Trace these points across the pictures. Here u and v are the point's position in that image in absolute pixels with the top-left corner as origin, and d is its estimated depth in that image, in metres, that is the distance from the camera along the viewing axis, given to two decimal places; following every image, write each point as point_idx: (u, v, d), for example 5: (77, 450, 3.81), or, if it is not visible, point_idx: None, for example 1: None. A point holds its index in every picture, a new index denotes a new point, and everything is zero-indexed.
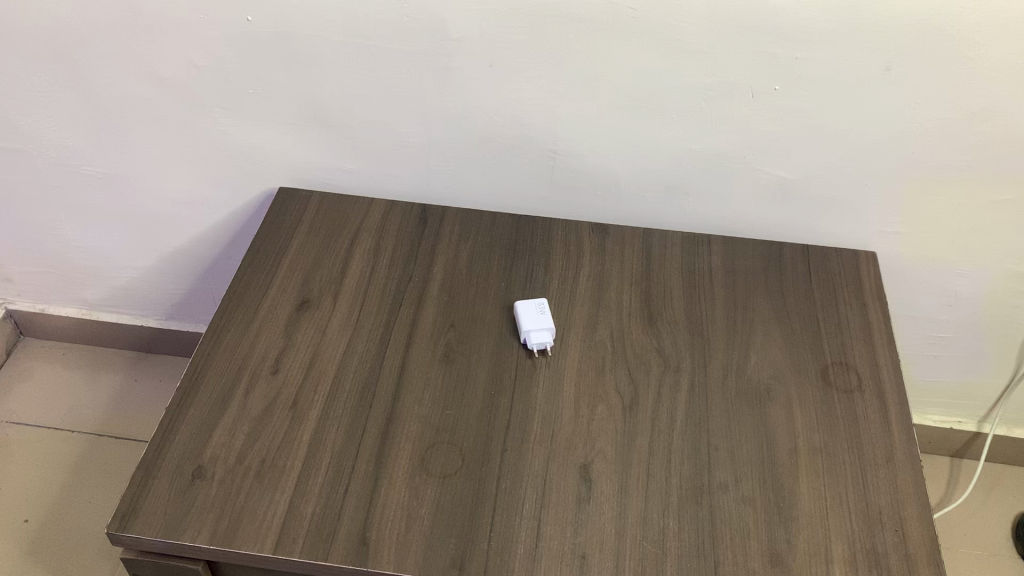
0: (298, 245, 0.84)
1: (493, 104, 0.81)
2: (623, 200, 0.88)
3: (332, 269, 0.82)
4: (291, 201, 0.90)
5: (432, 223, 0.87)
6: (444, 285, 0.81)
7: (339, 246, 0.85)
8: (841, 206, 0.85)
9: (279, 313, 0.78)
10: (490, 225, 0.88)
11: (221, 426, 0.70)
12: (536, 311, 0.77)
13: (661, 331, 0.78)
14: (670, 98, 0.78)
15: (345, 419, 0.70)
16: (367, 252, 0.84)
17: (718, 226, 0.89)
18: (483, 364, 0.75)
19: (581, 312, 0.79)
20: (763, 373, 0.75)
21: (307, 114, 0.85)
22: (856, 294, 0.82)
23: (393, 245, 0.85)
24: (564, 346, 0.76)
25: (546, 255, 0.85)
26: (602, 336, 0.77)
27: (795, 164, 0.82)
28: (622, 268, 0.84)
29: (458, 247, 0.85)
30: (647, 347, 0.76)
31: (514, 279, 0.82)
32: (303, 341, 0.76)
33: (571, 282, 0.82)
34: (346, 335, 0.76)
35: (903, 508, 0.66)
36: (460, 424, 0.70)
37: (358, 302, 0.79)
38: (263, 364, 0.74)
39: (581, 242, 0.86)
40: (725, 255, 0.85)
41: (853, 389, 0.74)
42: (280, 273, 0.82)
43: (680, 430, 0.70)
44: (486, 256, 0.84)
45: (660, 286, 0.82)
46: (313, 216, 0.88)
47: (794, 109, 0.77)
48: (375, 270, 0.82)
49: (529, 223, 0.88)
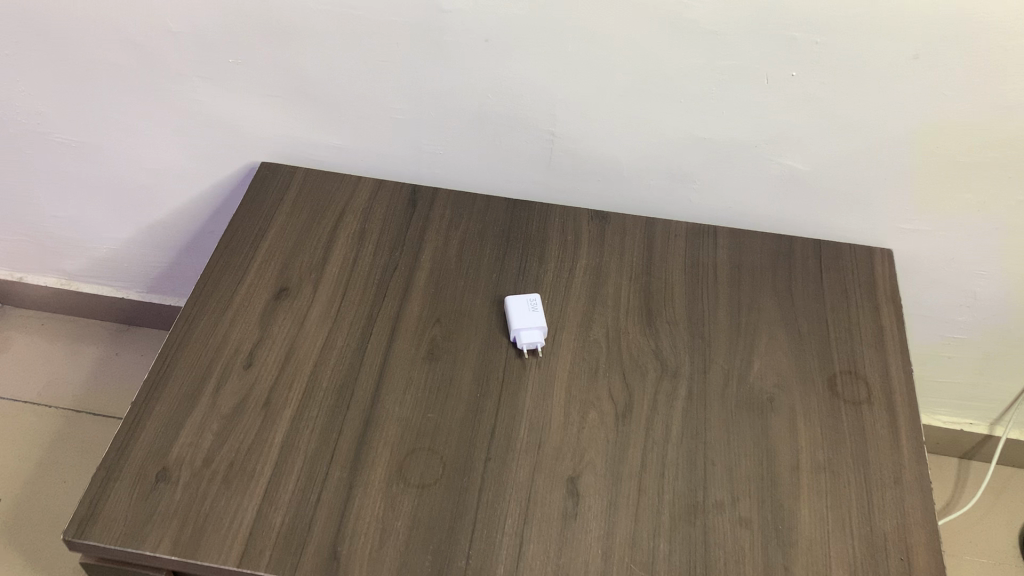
0: (279, 227, 0.80)
1: (488, 82, 0.75)
2: (625, 188, 0.83)
3: (314, 254, 0.78)
4: (273, 177, 0.85)
5: (420, 206, 0.83)
6: (431, 275, 0.77)
7: (321, 229, 0.80)
8: (857, 202, 0.80)
9: (256, 301, 0.74)
10: (483, 209, 0.83)
11: (188, 424, 0.66)
12: (528, 308, 0.72)
13: (659, 332, 0.73)
14: (679, 82, 0.72)
15: (320, 420, 0.66)
16: (353, 236, 0.79)
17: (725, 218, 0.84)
18: (469, 363, 0.70)
19: (575, 309, 0.75)
20: (767, 381, 0.70)
21: (290, 86, 0.79)
22: (868, 296, 0.77)
23: (379, 228, 0.80)
24: (557, 345, 0.72)
25: (542, 244, 0.80)
26: (597, 336, 0.73)
27: (810, 156, 0.77)
28: (621, 262, 0.79)
29: (448, 232, 0.80)
30: (644, 349, 0.72)
31: (505, 270, 0.77)
32: (278, 333, 0.72)
33: (566, 276, 0.77)
34: (325, 328, 0.72)
35: (910, 534, 0.62)
36: (442, 429, 0.66)
37: (340, 291, 0.75)
38: (236, 356, 0.70)
39: (579, 232, 0.81)
40: (732, 249, 0.80)
41: (861, 401, 0.69)
42: (258, 257, 0.77)
43: (676, 442, 0.66)
44: (477, 243, 0.80)
45: (661, 283, 0.77)
46: (295, 195, 0.83)
47: (811, 97, 0.72)
48: (359, 257, 0.77)
49: (524, 209, 0.83)
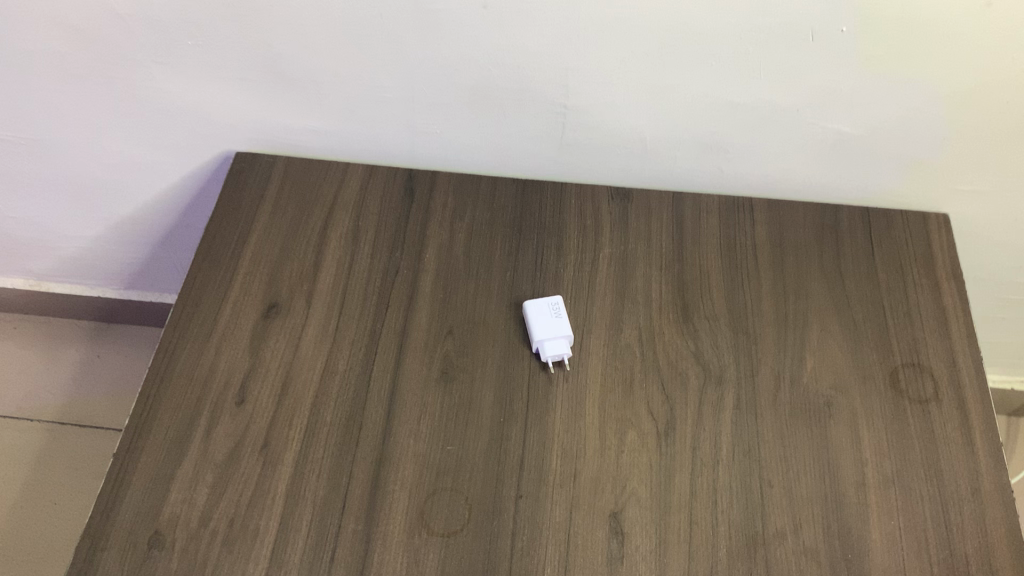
0: (262, 231, 0.71)
1: (489, 54, 0.65)
2: (648, 161, 0.73)
3: (304, 262, 0.69)
4: (251, 171, 0.75)
5: (418, 195, 0.73)
6: (438, 279, 0.68)
7: (309, 230, 0.71)
8: (910, 165, 0.71)
9: (243, 323, 0.66)
10: (489, 194, 0.74)
11: (180, 477, 0.58)
12: (550, 314, 0.64)
13: (698, 331, 0.65)
14: (711, 45, 0.62)
15: (327, 462, 0.59)
16: (346, 237, 0.71)
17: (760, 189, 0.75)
18: (489, 382, 0.63)
19: (602, 309, 0.66)
20: (823, 382, 0.63)
21: (260, 68, 0.69)
22: (926, 271, 0.69)
23: (374, 226, 0.71)
24: (585, 354, 0.64)
25: (558, 231, 0.71)
26: (629, 340, 0.65)
27: (859, 118, 0.67)
28: (649, 249, 0.70)
29: (453, 224, 0.71)
30: (683, 352, 0.64)
31: (520, 267, 0.69)
32: (271, 360, 0.64)
33: (590, 269, 0.69)
34: (323, 350, 0.64)
35: (995, 556, 0.56)
36: (464, 463, 0.59)
37: (337, 305, 0.66)
38: (225, 391, 0.62)
39: (599, 216, 0.72)
40: (771, 224, 0.72)
41: (928, 399, 0.62)
42: (241, 268, 0.69)
43: (727, 462, 0.59)
44: (487, 236, 0.71)
45: (696, 270, 0.69)
46: (276, 191, 0.74)
47: (863, 54, 0.62)
48: (354, 262, 0.69)
49: (535, 191, 0.74)
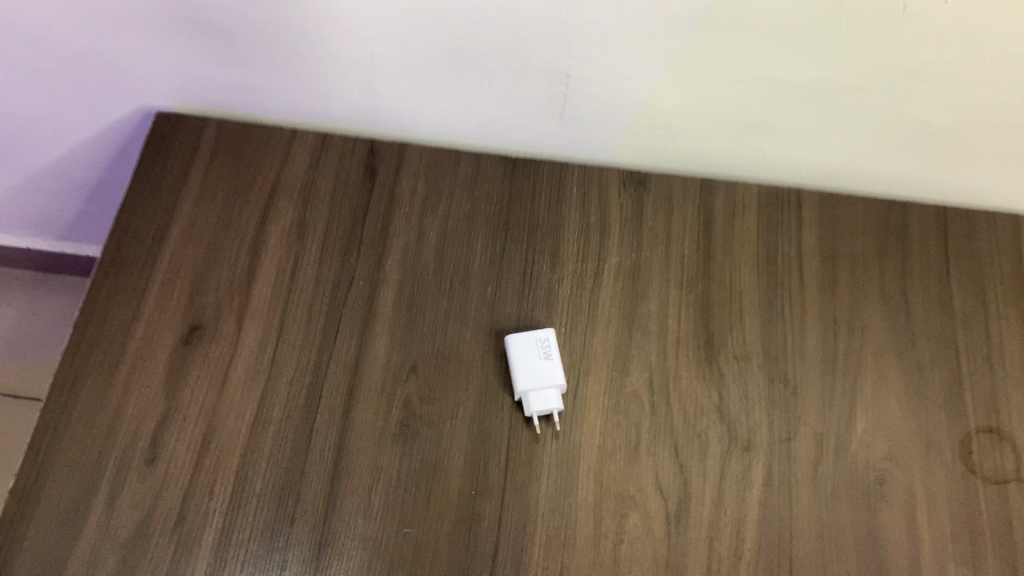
0: (185, 225, 0.57)
1: (469, 12, 0.49)
2: (672, 144, 0.58)
3: (235, 268, 0.55)
4: (174, 138, 0.60)
5: (380, 178, 0.59)
6: (401, 295, 0.55)
7: (243, 223, 0.57)
8: (1006, 161, 0.55)
9: (159, 351, 0.53)
10: (470, 179, 0.59)
11: (74, 562, 0.47)
12: (537, 355, 0.51)
13: (724, 375, 0.52)
14: (769, 10, 0.46)
15: (254, 546, 0.48)
16: (289, 234, 0.56)
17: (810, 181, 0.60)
18: (460, 440, 0.50)
19: (606, 342, 0.53)
20: (876, 453, 0.51)
21: (172, 20, 0.52)
22: (1013, 299, 0.56)
23: (324, 220, 0.57)
24: (580, 405, 0.51)
25: (554, 233, 0.57)
26: (636, 386, 0.52)
27: (952, 105, 0.51)
28: (668, 259, 0.56)
29: (422, 220, 0.57)
30: (704, 404, 0.52)
31: (504, 282, 0.55)
32: (191, 404, 0.51)
33: (592, 287, 0.55)
34: (256, 392, 0.52)
35: None
36: (424, 553, 0.47)
37: (274, 329, 0.53)
38: (134, 445, 0.50)
39: (607, 211, 0.58)
40: (822, 228, 0.57)
41: (1007, 479, 0.50)
42: (158, 276, 0.55)
43: (752, 559, 0.47)
44: (465, 237, 0.57)
45: (725, 290, 0.55)
46: (206, 168, 0.59)
47: (972, 28, 0.46)
48: (297, 270, 0.55)
49: (528, 175, 0.59)
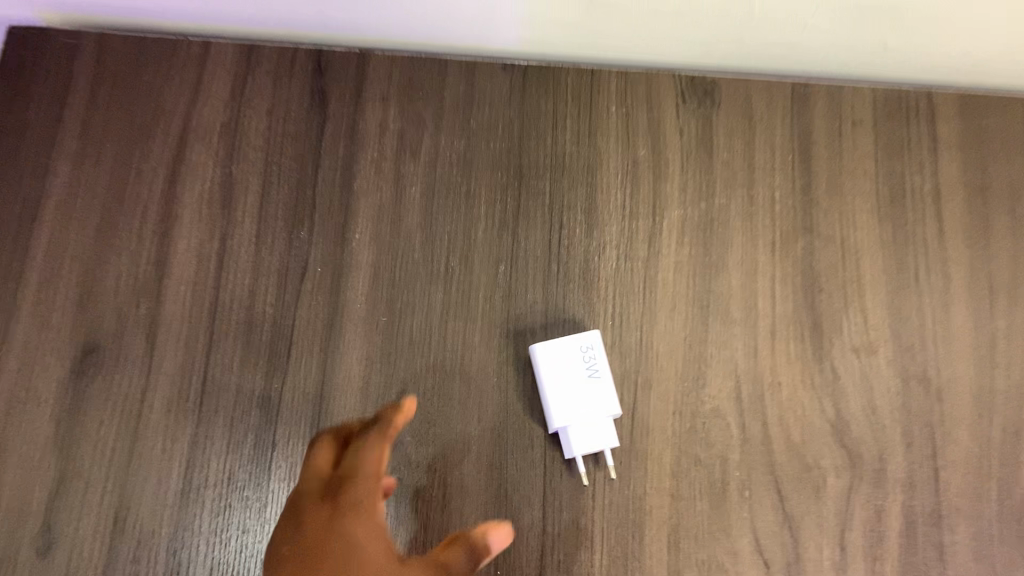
0: (64, 196, 0.40)
1: None
2: (758, 38, 0.39)
3: (138, 257, 0.39)
4: (36, 63, 0.41)
5: (334, 108, 0.41)
6: (376, 284, 0.39)
7: (144, 189, 0.40)
8: None
9: (42, 388, 0.37)
10: (463, 101, 0.41)
11: None
12: (579, 372, 0.36)
13: (841, 378, 0.37)
14: None
15: None
16: (210, 202, 0.40)
17: (947, 78, 0.42)
18: (475, 497, 0.36)
19: (671, 339, 0.38)
20: None
21: None
22: None
23: (259, 177, 0.40)
24: (641, 434, 0.36)
25: (587, 178, 0.40)
26: (719, 401, 0.37)
27: None
28: (752, 208, 0.40)
29: (398, 168, 0.40)
30: (815, 423, 0.37)
31: (521, 259, 0.39)
32: (93, 466, 0.36)
33: (647, 258, 0.39)
34: (184, 440, 0.37)
35: None
36: None
37: (201, 345, 0.38)
38: (18, 533, 0.35)
39: (662, 139, 0.40)
40: (968, 147, 0.40)
41: None
42: (30, 276, 0.39)
43: None
44: (461, 192, 0.40)
45: (835, 251, 0.39)
46: (86, 106, 0.41)
47: None
48: (227, 256, 0.39)
49: (546, 91, 0.41)
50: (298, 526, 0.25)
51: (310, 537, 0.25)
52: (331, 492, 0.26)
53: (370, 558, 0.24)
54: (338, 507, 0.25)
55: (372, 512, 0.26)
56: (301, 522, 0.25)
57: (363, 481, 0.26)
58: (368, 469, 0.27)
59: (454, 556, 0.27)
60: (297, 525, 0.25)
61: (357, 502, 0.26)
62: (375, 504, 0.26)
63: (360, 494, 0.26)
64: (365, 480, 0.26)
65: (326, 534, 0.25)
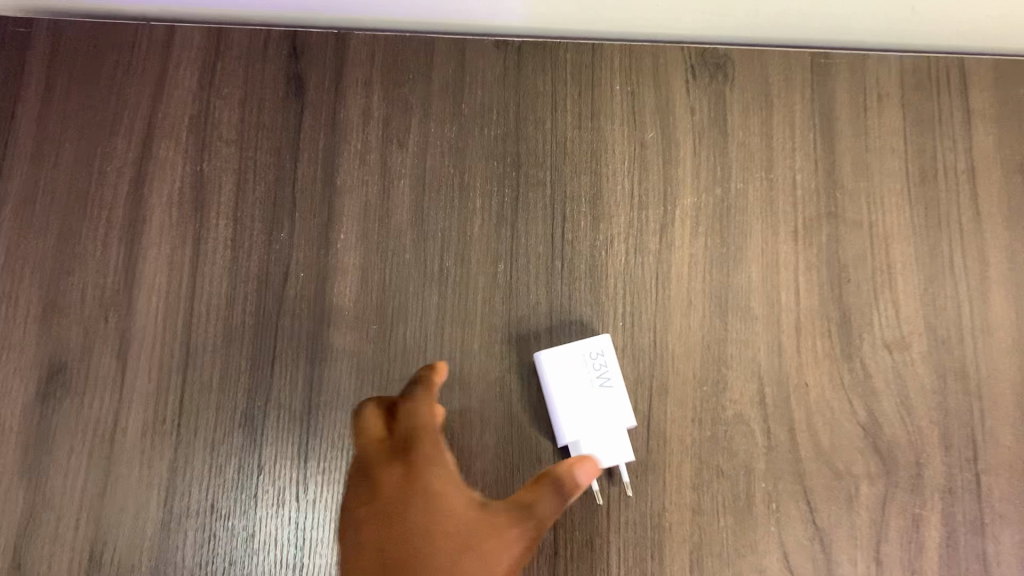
0: (20, 201, 0.36)
1: None
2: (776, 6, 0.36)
3: (104, 266, 0.36)
4: None
5: (312, 95, 0.37)
6: (365, 289, 0.35)
7: (108, 191, 0.37)
8: None
9: (5, 413, 0.34)
10: (452, 84, 0.37)
11: None
12: (590, 382, 0.33)
13: (873, 377, 0.34)
14: None
15: None
16: (182, 203, 0.36)
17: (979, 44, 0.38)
18: None
19: (687, 340, 0.35)
20: None
21: None
22: None
23: (233, 174, 0.37)
24: (657, 444, 0.34)
25: (592, 165, 0.37)
26: (741, 406, 0.34)
27: None
28: (772, 193, 0.36)
29: (385, 160, 0.37)
30: (846, 427, 0.34)
31: (522, 256, 0.36)
32: (65, 497, 0.33)
33: (658, 251, 0.36)
34: (162, 465, 0.34)
35: None
36: None
37: (176, 361, 0.35)
38: None
39: (671, 120, 0.37)
40: (1004, 120, 0.37)
41: None
42: None
43: None
44: (454, 185, 0.37)
45: (862, 238, 0.36)
46: (41, 101, 0.37)
47: None
48: (201, 262, 0.36)
49: (543, 71, 0.38)
50: (373, 483, 0.26)
51: (392, 493, 0.26)
52: (399, 451, 0.27)
53: (451, 505, 0.26)
54: (410, 464, 0.27)
55: (443, 465, 0.27)
56: (376, 479, 0.26)
57: (425, 440, 0.28)
58: (425, 431, 0.28)
59: (542, 493, 0.27)
60: (372, 482, 0.26)
61: (426, 457, 0.27)
62: (442, 460, 0.27)
63: (428, 451, 0.27)
64: (425, 440, 0.28)
65: (407, 488, 0.26)
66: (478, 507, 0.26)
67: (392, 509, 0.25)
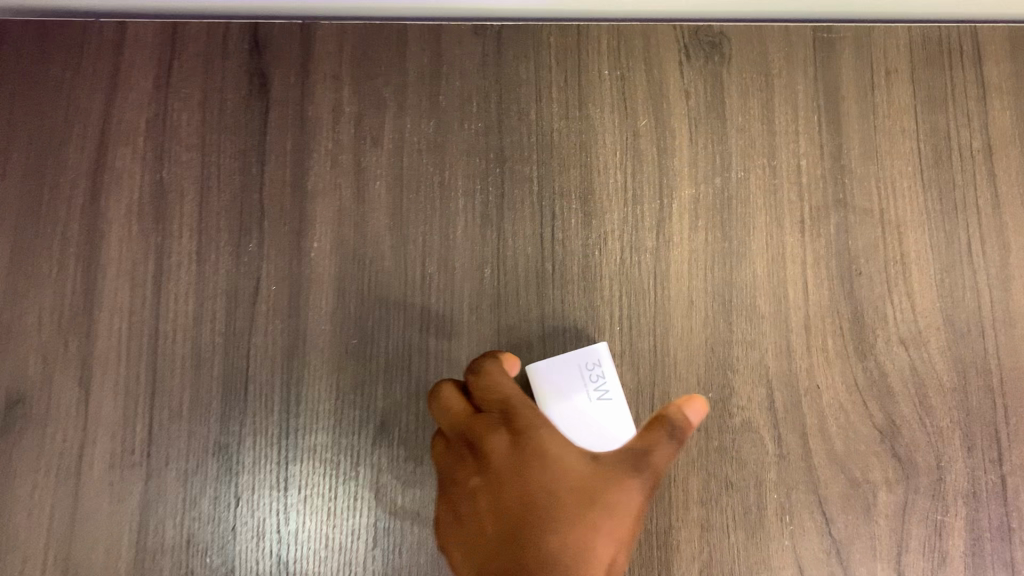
0: None
1: None
2: None
3: (61, 286, 0.33)
4: None
5: (278, 92, 0.35)
6: (343, 300, 0.33)
7: (61, 204, 0.34)
8: None
9: None
10: (428, 74, 0.35)
11: None
12: (586, 395, 0.31)
13: (889, 376, 0.32)
14: None
15: None
16: (142, 215, 0.34)
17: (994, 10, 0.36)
18: None
19: (689, 344, 0.32)
20: None
21: None
22: None
23: (196, 181, 0.34)
24: None
25: (581, 158, 0.34)
26: (750, 413, 0.32)
27: None
28: (776, 182, 0.34)
29: (359, 161, 0.34)
30: (861, 432, 0.32)
31: (510, 259, 0.33)
32: (30, 537, 0.31)
33: (656, 249, 0.33)
34: (133, 497, 0.32)
35: None
36: None
37: (144, 386, 0.32)
38: None
39: (666, 106, 0.34)
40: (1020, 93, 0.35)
41: None
42: None
43: None
44: (434, 185, 0.34)
45: (874, 227, 0.34)
46: None
47: None
48: (166, 278, 0.33)
49: (525, 57, 0.35)
50: (482, 457, 0.26)
51: (505, 463, 0.26)
52: (497, 419, 0.27)
53: (566, 466, 0.26)
54: (515, 430, 0.27)
55: (547, 426, 0.27)
56: (485, 450, 0.26)
57: (519, 402, 0.27)
58: (513, 392, 0.28)
59: (656, 438, 0.27)
60: (481, 452, 0.27)
61: (530, 421, 0.27)
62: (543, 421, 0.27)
63: (529, 415, 0.27)
64: (520, 403, 0.28)
65: (519, 454, 0.26)
66: (590, 461, 0.26)
67: (505, 478, 0.26)
